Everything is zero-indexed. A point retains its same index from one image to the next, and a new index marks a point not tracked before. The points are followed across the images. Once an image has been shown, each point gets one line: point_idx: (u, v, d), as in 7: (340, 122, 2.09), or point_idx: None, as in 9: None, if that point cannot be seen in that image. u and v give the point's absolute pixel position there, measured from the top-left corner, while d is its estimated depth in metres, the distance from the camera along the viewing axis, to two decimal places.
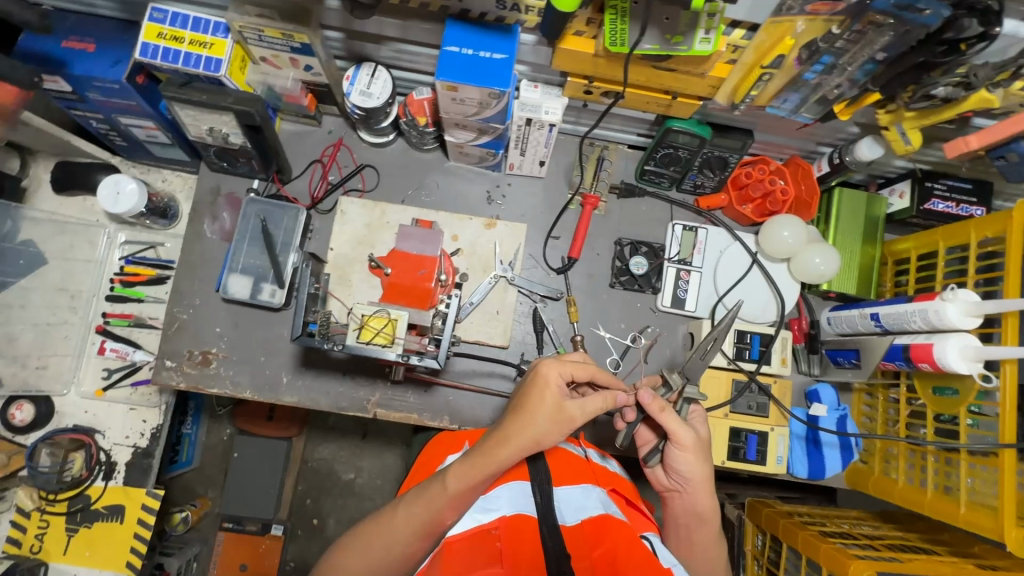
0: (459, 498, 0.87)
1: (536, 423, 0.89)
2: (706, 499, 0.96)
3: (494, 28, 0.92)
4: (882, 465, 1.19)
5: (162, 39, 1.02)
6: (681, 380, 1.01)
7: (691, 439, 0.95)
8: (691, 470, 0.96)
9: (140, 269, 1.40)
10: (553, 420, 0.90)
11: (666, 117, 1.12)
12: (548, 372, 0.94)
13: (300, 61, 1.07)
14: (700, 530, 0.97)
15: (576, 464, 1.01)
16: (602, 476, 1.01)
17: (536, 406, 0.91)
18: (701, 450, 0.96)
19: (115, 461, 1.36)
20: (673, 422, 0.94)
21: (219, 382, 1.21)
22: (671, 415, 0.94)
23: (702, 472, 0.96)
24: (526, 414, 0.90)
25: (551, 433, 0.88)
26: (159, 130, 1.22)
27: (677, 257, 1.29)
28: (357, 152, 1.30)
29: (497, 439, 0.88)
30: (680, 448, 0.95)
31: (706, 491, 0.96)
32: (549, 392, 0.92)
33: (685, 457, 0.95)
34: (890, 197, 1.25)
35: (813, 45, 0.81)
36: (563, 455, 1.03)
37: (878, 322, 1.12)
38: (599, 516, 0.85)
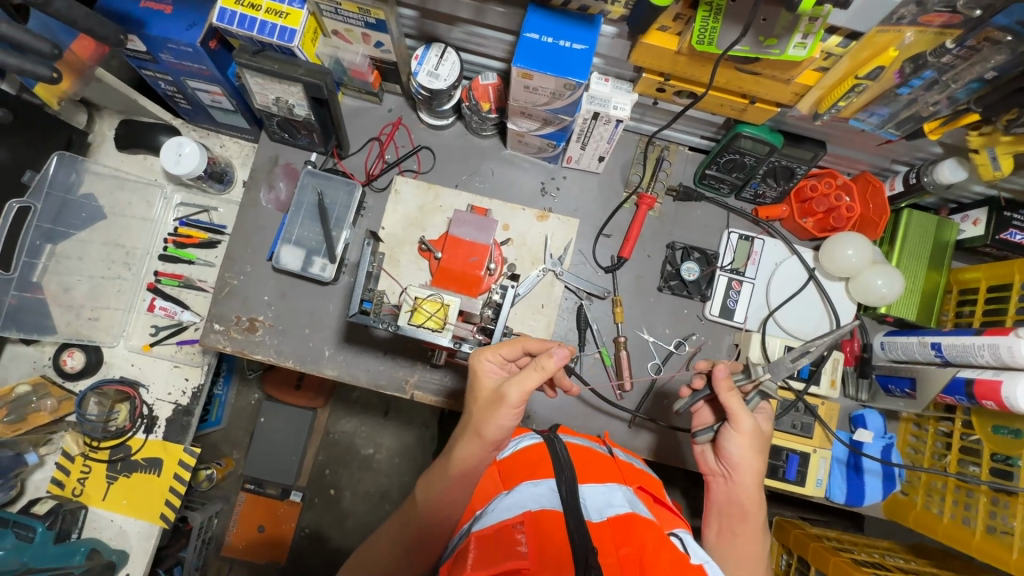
0: (440, 504, 0.94)
1: (475, 416, 0.93)
2: (752, 492, 0.95)
3: (576, 18, 0.90)
4: (925, 499, 1.15)
5: (240, 5, 1.02)
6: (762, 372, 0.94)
7: (750, 424, 0.93)
8: (741, 457, 0.95)
9: (193, 232, 1.43)
10: (488, 406, 0.93)
11: (738, 121, 1.09)
12: (479, 360, 0.97)
13: (372, 37, 1.07)
14: (742, 524, 0.94)
15: (599, 461, 1.01)
16: (628, 474, 1.00)
17: (476, 398, 0.96)
18: (758, 441, 0.95)
19: (157, 415, 1.40)
20: (736, 403, 0.93)
21: (263, 350, 1.23)
22: (733, 395, 0.92)
23: (752, 460, 0.94)
24: (471, 409, 0.95)
25: (488, 421, 0.91)
26: (224, 96, 1.24)
27: (730, 267, 1.26)
28: (415, 133, 1.29)
29: (454, 441, 0.96)
30: (736, 429, 0.94)
31: (754, 484, 0.95)
32: (483, 382, 0.96)
33: (740, 441, 0.94)
34: (962, 223, 1.19)
35: (921, 59, 0.76)
36: (588, 449, 1.03)
37: (939, 352, 1.07)
38: (626, 514, 0.86)
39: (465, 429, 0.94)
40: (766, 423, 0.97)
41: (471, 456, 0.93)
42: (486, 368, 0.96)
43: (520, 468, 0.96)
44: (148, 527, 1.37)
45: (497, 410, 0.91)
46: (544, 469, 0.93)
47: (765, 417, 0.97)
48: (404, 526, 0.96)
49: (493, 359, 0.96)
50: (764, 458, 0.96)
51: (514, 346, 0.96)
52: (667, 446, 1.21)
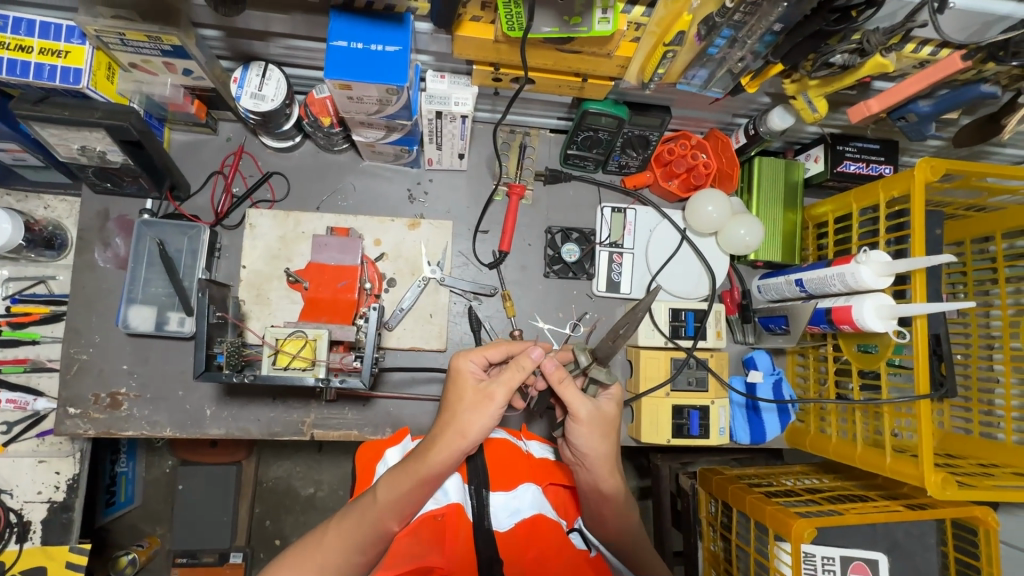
0: (398, 507, 0.81)
1: (457, 414, 0.83)
2: (606, 476, 0.91)
3: (384, 18, 0.84)
4: (818, 423, 1.23)
5: (5, 49, 0.89)
6: (589, 359, 0.91)
7: (588, 414, 0.87)
8: (588, 446, 0.89)
9: (30, 308, 1.26)
10: (473, 403, 0.83)
11: (582, 100, 1.09)
12: (460, 362, 0.88)
13: (176, 65, 0.96)
14: (607, 505, 0.92)
15: (516, 457, 0.97)
16: (543, 469, 0.99)
17: (455, 398, 0.85)
18: (602, 427, 0.89)
19: (29, 520, 1.24)
20: (568, 396, 0.87)
21: (133, 425, 1.11)
22: (566, 387, 0.87)
23: (600, 448, 0.89)
24: (449, 408, 0.85)
25: (473, 418, 0.82)
26: (25, 152, 1.09)
27: (608, 240, 1.28)
28: (262, 160, 1.20)
29: (425, 442, 0.83)
30: (576, 422, 0.88)
31: (607, 470, 0.91)
32: (463, 381, 0.86)
33: (584, 433, 0.88)
34: (806, 161, 1.27)
35: (711, 19, 0.78)
36: (502, 446, 0.98)
37: (802, 287, 1.15)
38: (533, 517, 0.85)
39: (442, 429, 0.83)
40: (612, 405, 0.91)
41: (449, 457, 0.81)
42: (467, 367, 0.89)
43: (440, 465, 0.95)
44: None
45: (483, 407, 0.82)
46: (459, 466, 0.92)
47: (609, 400, 0.91)
48: (349, 535, 0.81)
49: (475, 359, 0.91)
50: (615, 438, 0.92)
51: (499, 348, 0.92)
52: None
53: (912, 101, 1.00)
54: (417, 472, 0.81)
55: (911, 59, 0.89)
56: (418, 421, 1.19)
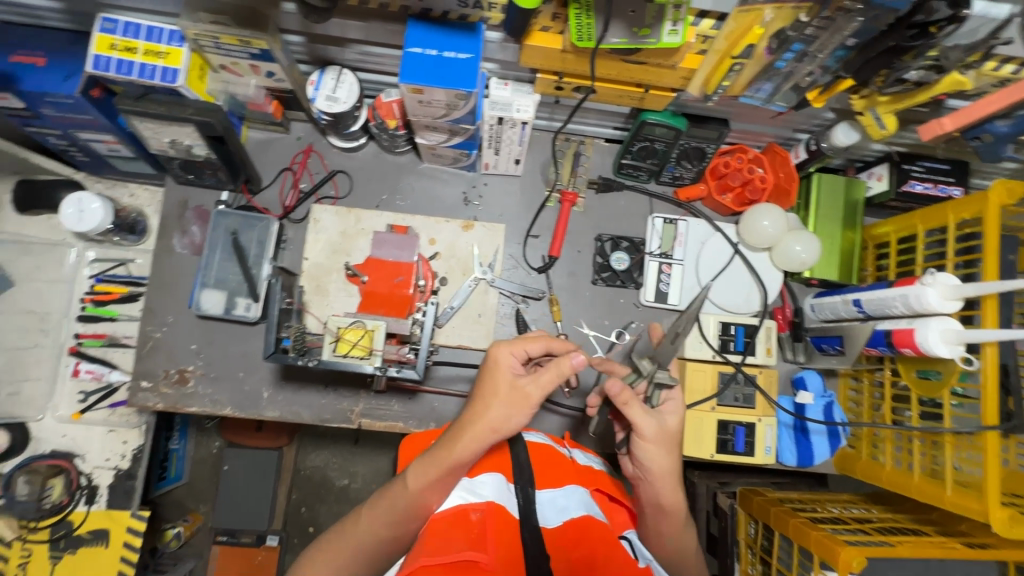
0: (428, 493, 0.85)
1: (491, 410, 0.85)
2: (671, 492, 0.92)
3: (457, 27, 0.89)
4: (870, 450, 1.18)
5: (114, 50, 0.97)
6: (651, 366, 0.94)
7: (653, 432, 0.89)
8: (653, 462, 0.91)
9: (111, 287, 1.36)
10: (511, 402, 0.86)
11: (641, 110, 1.11)
12: (499, 352, 0.90)
13: (261, 68, 1.03)
14: (661, 516, 0.95)
15: (561, 463, 0.98)
16: (589, 474, 1.00)
17: (492, 393, 0.87)
18: (666, 442, 0.91)
19: (97, 485, 1.33)
20: (634, 416, 0.88)
21: (197, 401, 1.18)
22: (631, 408, 0.88)
23: (666, 464, 0.91)
24: (482, 400, 0.87)
25: (512, 416, 0.86)
26: (120, 144, 1.19)
27: (659, 251, 1.28)
28: (328, 158, 1.27)
29: (455, 432, 0.86)
30: (641, 439, 0.90)
31: (669, 486, 0.92)
32: (500, 376, 0.88)
33: (648, 450, 0.90)
34: (869, 180, 1.24)
35: (782, 34, 0.78)
36: (546, 454, 0.99)
37: (860, 308, 1.12)
38: (582, 516, 0.86)
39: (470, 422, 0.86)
40: (675, 420, 0.93)
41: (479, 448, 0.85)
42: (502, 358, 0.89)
43: (483, 465, 0.93)
44: None
45: (522, 409, 0.86)
46: (505, 468, 0.91)
47: (672, 415, 0.92)
48: (384, 513, 0.87)
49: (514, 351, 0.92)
50: (676, 453, 0.93)
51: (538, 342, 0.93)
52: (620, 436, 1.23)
53: (989, 121, 0.96)
54: (444, 459, 0.84)
55: (990, 78, 0.87)
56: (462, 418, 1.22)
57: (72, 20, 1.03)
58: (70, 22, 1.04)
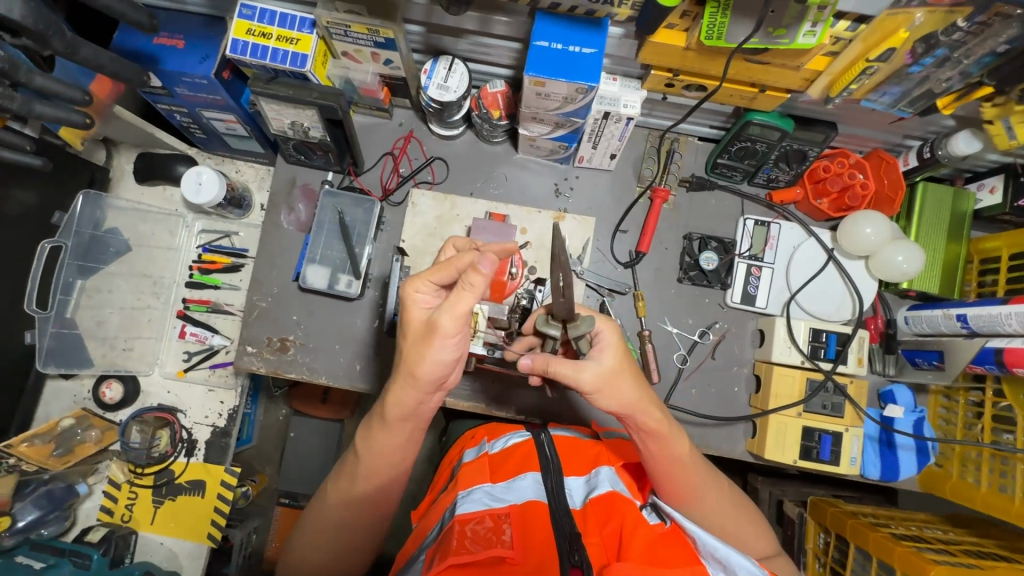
0: (379, 459, 0.94)
1: (408, 351, 0.84)
2: (648, 417, 0.87)
3: (584, 22, 0.90)
4: (961, 470, 1.16)
5: (251, 35, 1.04)
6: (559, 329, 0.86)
7: (591, 380, 0.84)
8: (618, 399, 0.85)
9: (216, 257, 1.46)
10: (422, 338, 0.83)
11: (747, 110, 1.10)
12: (405, 291, 0.85)
13: (381, 56, 1.08)
14: (652, 438, 0.88)
15: (585, 449, 0.99)
16: (616, 452, 0.99)
17: (410, 328, 0.85)
18: (613, 380, 0.85)
19: (196, 439, 1.43)
20: (565, 374, 0.84)
21: (296, 368, 1.25)
22: (560, 370, 0.84)
23: (625, 396, 0.85)
24: (405, 337, 0.86)
25: (426, 349, 0.82)
26: (238, 123, 1.26)
27: (748, 253, 1.27)
28: (427, 145, 1.31)
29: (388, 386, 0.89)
30: (585, 392, 0.85)
31: (643, 407, 0.86)
32: (413, 312, 0.85)
33: (601, 397, 0.85)
34: (978, 192, 1.20)
35: (932, 38, 0.77)
36: (570, 442, 1.01)
37: (965, 323, 1.08)
38: (608, 493, 0.85)
39: (399, 366, 0.86)
40: (607, 357, 0.85)
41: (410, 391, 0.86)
42: (414, 294, 0.85)
43: (509, 463, 0.94)
44: (196, 547, 1.40)
45: (433, 341, 0.81)
46: (531, 463, 0.92)
47: (601, 355, 0.85)
48: (325, 521, 0.97)
49: (423, 287, 0.85)
50: (636, 382, 0.87)
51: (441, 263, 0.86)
52: (695, 435, 1.24)
53: None
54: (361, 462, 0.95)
55: None
56: (541, 404, 1.25)
57: (211, 5, 1.10)
58: (208, 7, 1.11)
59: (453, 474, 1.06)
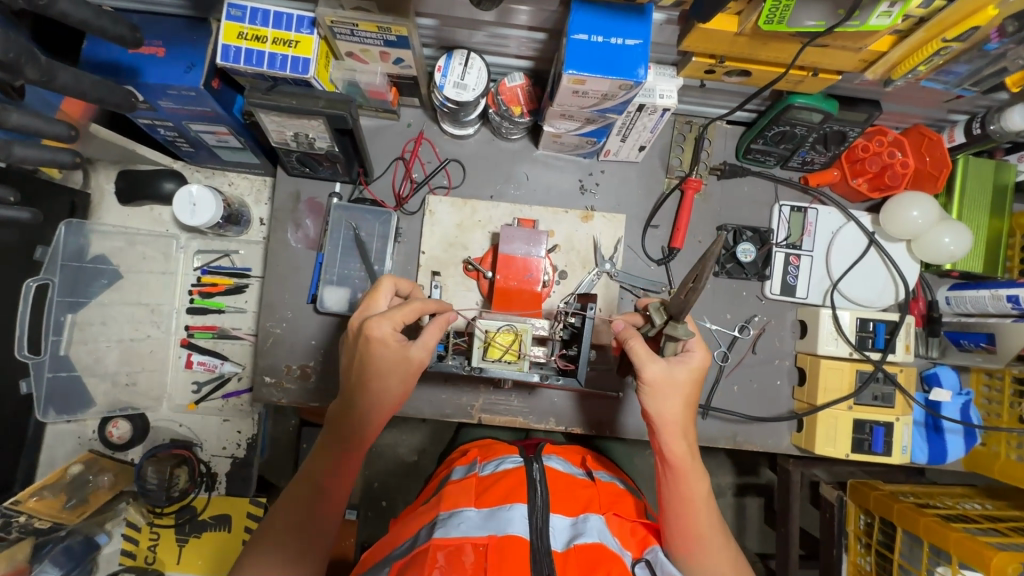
0: (330, 466, 0.86)
1: (382, 386, 0.84)
2: (679, 443, 0.87)
3: (625, 9, 0.81)
4: (1008, 449, 1.14)
5: (243, 39, 0.92)
6: (663, 320, 0.88)
7: (655, 378, 0.86)
8: (662, 412, 0.87)
9: (217, 279, 1.36)
10: (400, 377, 0.84)
11: (788, 92, 1.02)
12: (379, 329, 0.82)
13: (391, 55, 0.97)
14: (672, 474, 0.88)
15: (580, 488, 0.90)
16: (607, 498, 0.89)
17: (383, 369, 0.83)
18: (672, 391, 0.87)
19: (216, 472, 1.37)
20: (636, 356, 0.87)
21: (321, 396, 1.18)
22: (636, 347, 0.87)
23: (671, 410, 0.87)
24: (370, 378, 0.84)
25: (405, 384, 0.85)
26: (231, 135, 1.14)
27: (786, 242, 1.22)
28: (440, 146, 1.21)
29: (354, 421, 0.86)
30: (641, 384, 0.87)
31: (677, 433, 0.87)
32: (390, 353, 0.82)
33: (652, 395, 0.87)
34: (1020, 163, 1.16)
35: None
36: (561, 474, 0.91)
37: (1017, 304, 1.07)
38: (595, 544, 0.76)
39: (365, 399, 0.85)
40: (684, 372, 0.87)
41: (382, 421, 0.88)
42: (389, 335, 0.82)
43: (496, 489, 0.85)
44: None
45: (416, 379, 0.86)
46: (519, 493, 0.83)
47: (681, 367, 0.87)
48: (296, 502, 0.84)
49: (390, 324, 0.83)
50: (685, 402, 0.88)
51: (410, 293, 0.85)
52: (739, 432, 1.21)
53: None
54: (338, 437, 0.86)
55: None
56: (580, 413, 1.21)
57: (191, 5, 0.98)
58: (189, 8, 0.99)
59: (438, 486, 0.98)
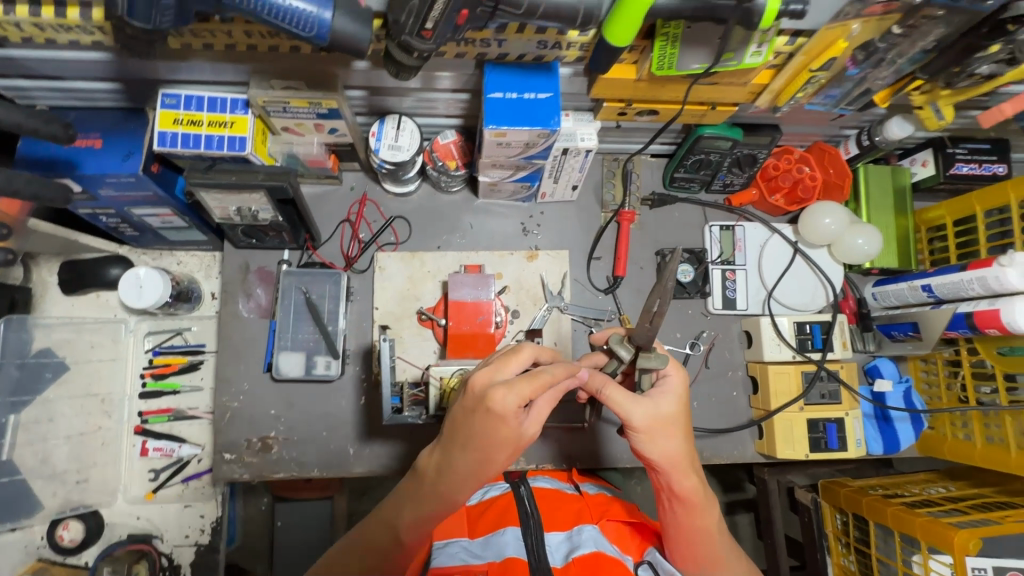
0: (415, 527, 0.80)
1: (492, 462, 0.73)
2: (685, 479, 0.83)
3: (533, 67, 0.89)
4: (953, 429, 1.21)
5: (179, 125, 0.96)
6: (629, 353, 0.85)
7: (644, 421, 0.80)
8: (662, 451, 0.81)
9: (170, 359, 1.33)
10: (511, 451, 0.74)
11: (696, 124, 1.12)
12: (504, 405, 0.69)
13: (325, 125, 1.02)
14: (682, 508, 0.85)
15: (568, 501, 0.99)
16: (597, 507, 0.98)
17: (499, 447, 0.72)
18: (665, 428, 0.81)
19: (179, 563, 1.30)
20: (616, 402, 0.80)
21: (284, 467, 1.15)
22: (614, 397, 0.80)
23: (671, 449, 0.81)
24: (480, 454, 0.73)
25: (511, 458, 0.75)
26: (175, 215, 1.16)
27: (720, 259, 1.30)
28: (384, 206, 1.26)
29: (452, 491, 0.76)
30: (632, 431, 0.80)
31: (681, 470, 0.82)
32: (511, 431, 0.71)
33: (645, 440, 0.81)
34: (913, 166, 1.28)
35: (871, 46, 0.80)
36: (548, 494, 1.00)
37: (931, 293, 1.15)
38: (591, 554, 0.86)
39: (472, 472, 0.74)
40: (674, 405, 0.81)
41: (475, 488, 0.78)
42: (515, 412, 0.70)
43: (487, 515, 0.95)
44: None
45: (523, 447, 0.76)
46: (511, 517, 0.92)
47: (668, 399, 0.82)
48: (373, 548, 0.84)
49: (516, 394, 0.70)
50: (683, 436, 0.83)
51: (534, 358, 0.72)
52: (706, 447, 1.24)
53: None
54: (428, 496, 0.78)
55: None
56: (550, 448, 1.22)
57: (126, 97, 1.02)
58: (123, 100, 1.02)
59: None
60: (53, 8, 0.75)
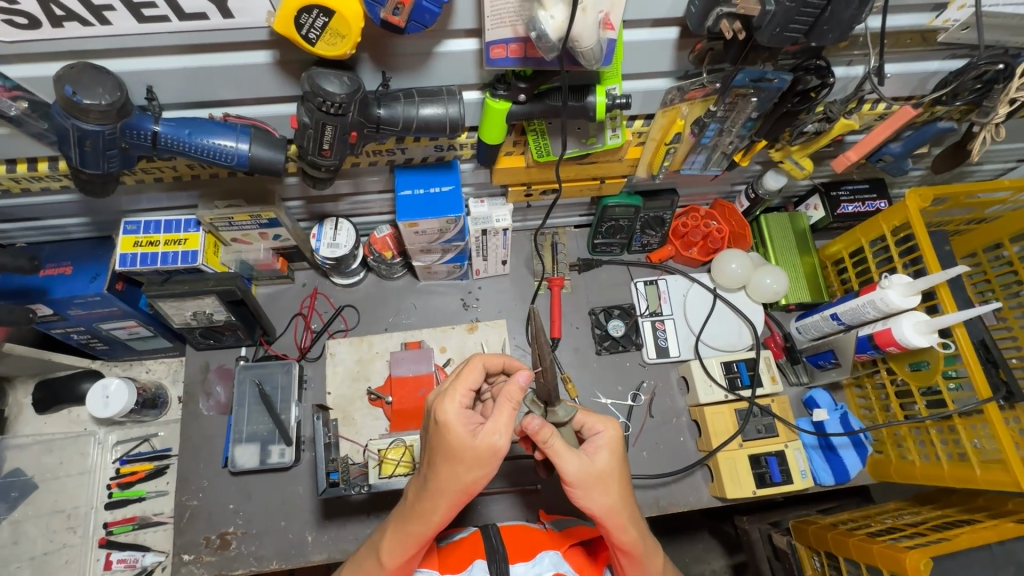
0: (399, 561, 0.78)
1: (453, 474, 0.73)
2: (628, 530, 0.80)
3: (436, 167, 1.05)
4: (896, 450, 1.24)
5: (138, 246, 1.08)
6: (541, 408, 0.87)
7: (578, 474, 0.77)
8: (599, 506, 0.78)
9: (137, 466, 1.38)
10: (471, 461, 0.73)
11: (601, 197, 1.27)
12: (446, 411, 0.73)
13: (269, 233, 1.16)
14: (631, 560, 0.83)
15: (533, 534, 0.93)
16: (563, 536, 0.94)
17: (451, 454, 0.73)
18: (600, 483, 0.77)
19: None
20: (553, 454, 0.77)
21: (242, 563, 1.16)
22: (555, 445, 0.77)
23: (607, 503, 0.78)
24: (441, 466, 0.74)
25: (479, 471, 0.73)
26: (140, 326, 1.26)
27: (648, 311, 1.40)
28: (334, 297, 1.38)
29: (424, 505, 0.76)
30: (566, 484, 0.77)
31: (620, 523, 0.79)
32: (458, 435, 0.72)
33: (581, 493, 0.77)
34: (808, 210, 1.42)
35: (700, 121, 0.97)
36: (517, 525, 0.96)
37: (838, 320, 1.23)
38: None
39: (438, 488, 0.74)
40: (605, 456, 0.79)
41: (455, 509, 0.77)
42: (458, 415, 0.73)
43: (455, 552, 0.90)
44: None
45: (489, 463, 0.73)
46: (478, 550, 0.88)
47: (601, 451, 0.79)
48: None
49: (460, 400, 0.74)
50: (620, 488, 0.79)
51: (477, 371, 0.78)
52: (661, 496, 1.25)
53: (884, 146, 1.17)
54: (409, 522, 0.78)
55: (871, 115, 1.04)
56: (509, 513, 1.23)
57: (94, 228, 1.16)
58: (92, 231, 1.17)
59: None
60: (26, 164, 0.92)
